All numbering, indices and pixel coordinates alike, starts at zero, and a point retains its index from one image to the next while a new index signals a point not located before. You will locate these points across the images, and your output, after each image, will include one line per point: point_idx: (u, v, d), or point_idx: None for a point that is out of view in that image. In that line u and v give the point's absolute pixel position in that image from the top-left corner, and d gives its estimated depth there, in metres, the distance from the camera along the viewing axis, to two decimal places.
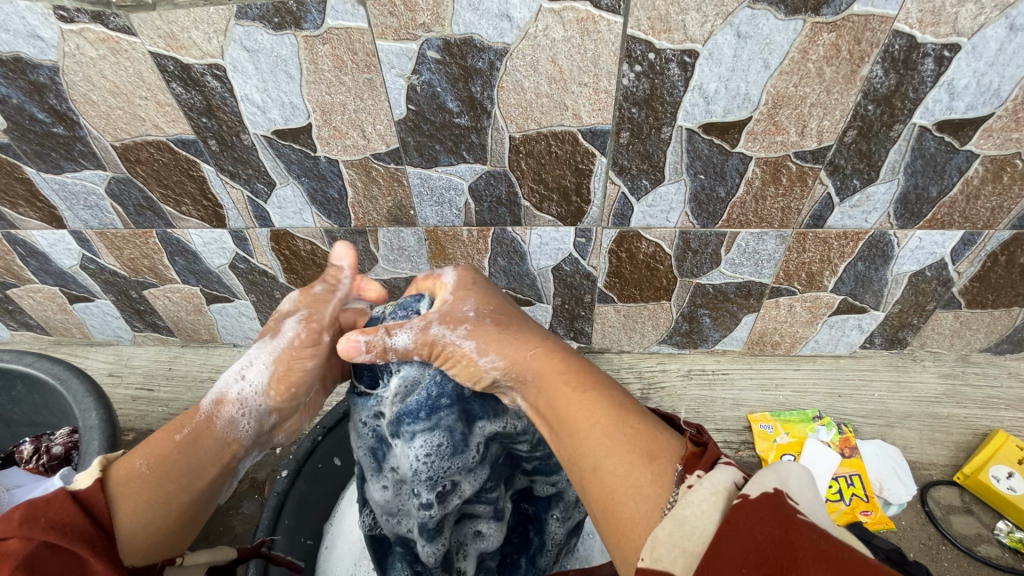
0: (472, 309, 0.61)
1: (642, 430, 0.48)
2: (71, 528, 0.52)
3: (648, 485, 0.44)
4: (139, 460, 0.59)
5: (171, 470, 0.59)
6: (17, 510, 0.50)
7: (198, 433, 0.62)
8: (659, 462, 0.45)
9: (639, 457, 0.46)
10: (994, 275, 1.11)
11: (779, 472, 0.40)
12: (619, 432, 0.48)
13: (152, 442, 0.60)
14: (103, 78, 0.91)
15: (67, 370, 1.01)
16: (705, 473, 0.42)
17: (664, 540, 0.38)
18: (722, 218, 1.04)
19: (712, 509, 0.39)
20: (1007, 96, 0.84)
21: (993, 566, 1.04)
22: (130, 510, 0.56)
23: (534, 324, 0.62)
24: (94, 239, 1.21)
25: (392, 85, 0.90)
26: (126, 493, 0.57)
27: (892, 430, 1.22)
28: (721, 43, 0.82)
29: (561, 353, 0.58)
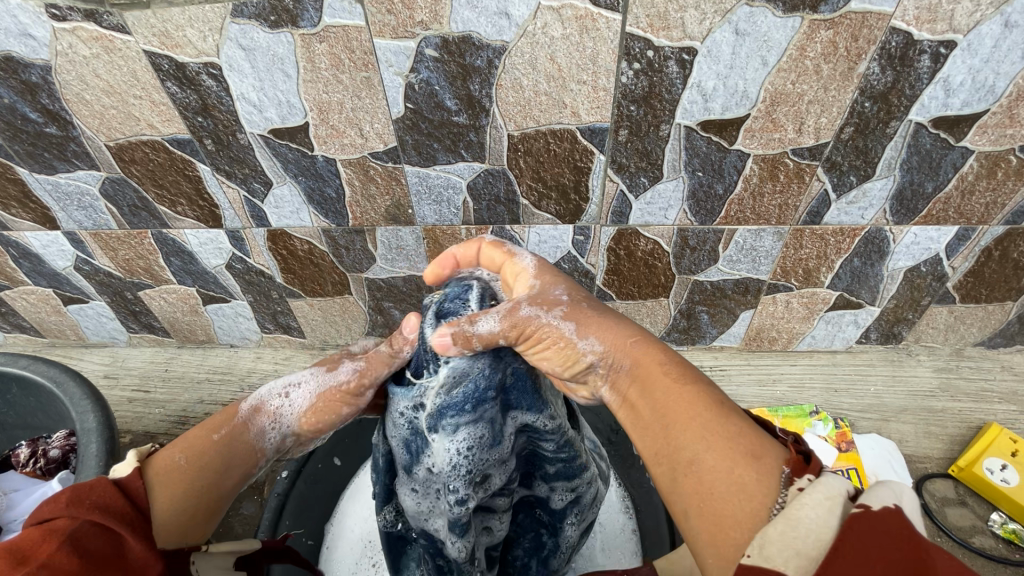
0: (565, 294, 0.62)
1: (740, 428, 0.48)
2: (112, 509, 0.53)
3: (753, 485, 0.44)
4: (178, 453, 0.61)
5: (206, 466, 0.62)
6: (63, 491, 0.51)
7: (232, 436, 0.64)
8: (766, 462, 0.45)
9: (743, 455, 0.46)
10: (988, 270, 1.12)
11: (894, 489, 0.40)
12: (721, 427, 0.49)
13: (189, 438, 0.63)
14: (97, 77, 0.90)
15: (63, 372, 1.00)
16: (819, 478, 0.42)
17: (776, 539, 0.38)
18: (720, 215, 1.05)
19: (829, 515, 0.38)
20: (1002, 93, 0.85)
21: (987, 557, 1.05)
22: (167, 497, 0.58)
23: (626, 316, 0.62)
24: (88, 240, 1.20)
25: (390, 84, 0.89)
26: (162, 481, 0.59)
27: (888, 424, 1.24)
28: (719, 41, 0.82)
29: (653, 346, 0.57)
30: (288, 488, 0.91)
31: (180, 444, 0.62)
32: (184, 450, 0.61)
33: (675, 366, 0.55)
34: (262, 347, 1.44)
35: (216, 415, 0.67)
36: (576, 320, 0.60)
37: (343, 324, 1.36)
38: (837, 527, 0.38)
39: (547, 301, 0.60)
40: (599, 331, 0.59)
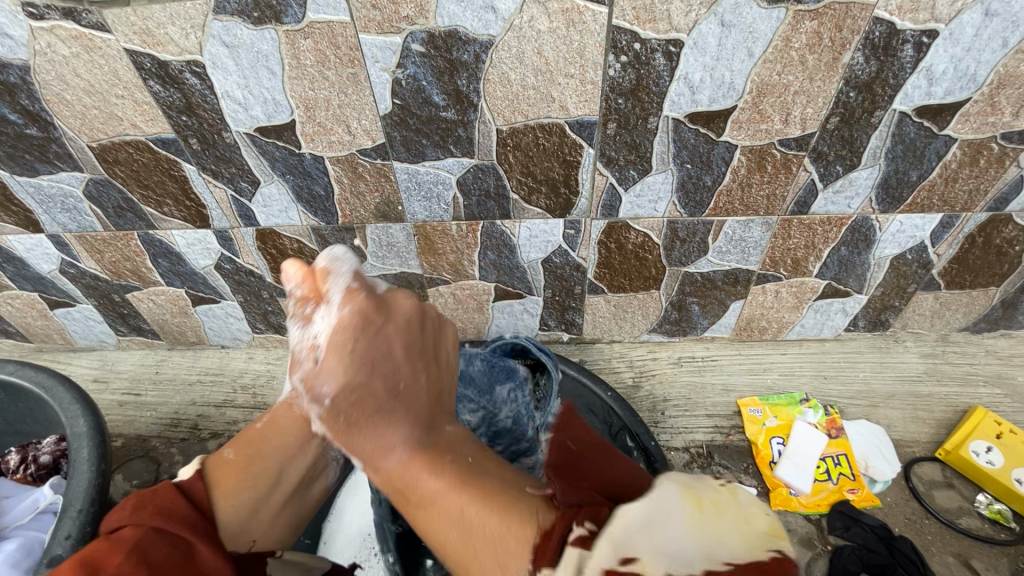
0: (331, 386, 0.60)
1: (491, 523, 0.45)
2: (175, 513, 0.65)
3: (511, 570, 0.42)
4: (229, 449, 0.76)
5: (248, 465, 0.74)
6: (131, 498, 0.65)
7: (274, 423, 0.78)
8: (512, 565, 0.42)
9: (494, 551, 0.43)
10: (971, 256, 1.13)
11: (619, 524, 0.40)
12: (478, 535, 0.45)
13: (243, 436, 0.78)
14: (77, 77, 0.89)
15: (52, 377, 0.99)
16: (574, 544, 0.40)
17: None
18: (709, 206, 1.05)
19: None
20: (983, 81, 0.86)
21: (974, 537, 1.08)
22: (225, 493, 0.72)
23: (390, 396, 0.58)
24: (73, 242, 1.18)
25: (376, 80, 0.88)
26: (220, 479, 0.72)
27: (877, 410, 1.26)
28: (706, 33, 0.82)
29: (415, 461, 0.54)
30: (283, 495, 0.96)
31: (235, 442, 0.77)
32: (235, 446, 0.76)
33: (437, 488, 0.50)
34: (253, 348, 1.43)
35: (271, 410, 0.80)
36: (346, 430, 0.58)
37: None
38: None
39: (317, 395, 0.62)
40: (360, 444, 0.57)
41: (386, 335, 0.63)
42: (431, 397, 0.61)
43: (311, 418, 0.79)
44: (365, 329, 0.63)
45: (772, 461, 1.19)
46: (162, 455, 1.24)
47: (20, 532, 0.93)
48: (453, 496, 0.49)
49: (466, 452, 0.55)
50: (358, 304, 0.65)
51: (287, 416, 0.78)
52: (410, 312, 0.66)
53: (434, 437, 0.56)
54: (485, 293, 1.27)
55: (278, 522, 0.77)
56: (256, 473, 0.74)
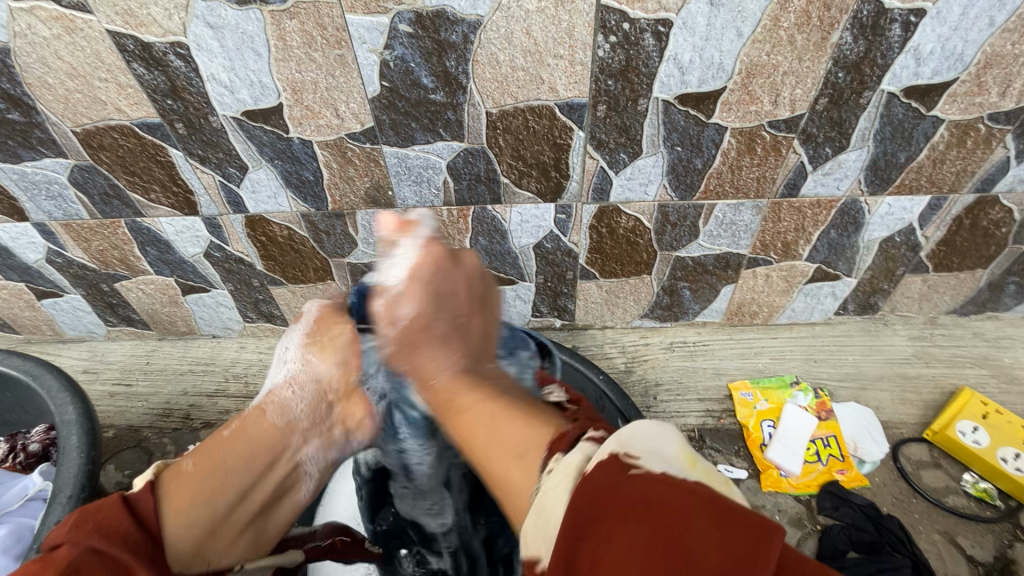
0: (409, 313, 0.70)
1: (517, 432, 0.51)
2: (118, 533, 0.56)
3: (520, 483, 0.46)
4: (188, 459, 0.66)
5: (218, 467, 0.65)
6: (70, 518, 0.56)
7: (243, 425, 0.71)
8: (526, 458, 0.47)
9: (512, 456, 0.48)
10: (959, 239, 1.14)
11: (624, 433, 0.42)
12: (505, 434, 0.51)
13: (205, 445, 0.68)
14: (59, 59, 0.87)
15: (40, 365, 0.98)
16: (563, 456, 0.44)
17: (531, 526, 0.41)
18: (700, 189, 1.05)
19: (561, 493, 0.41)
20: (970, 61, 0.86)
21: (960, 515, 1.10)
22: (176, 514, 0.61)
23: (444, 333, 0.68)
24: (59, 231, 1.16)
25: (364, 62, 0.88)
26: (173, 491, 0.63)
27: (866, 392, 1.28)
28: (694, 12, 0.81)
29: (457, 379, 0.62)
30: None
31: (196, 453, 0.67)
32: (195, 457, 0.66)
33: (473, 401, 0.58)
34: (245, 337, 1.42)
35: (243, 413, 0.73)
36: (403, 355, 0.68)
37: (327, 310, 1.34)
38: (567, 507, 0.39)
39: (391, 320, 0.72)
40: (419, 363, 0.66)
41: (452, 278, 0.72)
42: (479, 340, 0.70)
43: (285, 425, 0.72)
44: (434, 272, 0.71)
45: (762, 443, 1.20)
46: (154, 445, 1.24)
47: (9, 519, 0.93)
48: (483, 413, 0.55)
49: (501, 390, 0.61)
50: (433, 250, 0.73)
51: (257, 424, 0.71)
52: (474, 268, 0.75)
53: (479, 366, 0.65)
54: None
55: (245, 535, 0.69)
56: (214, 488, 0.64)
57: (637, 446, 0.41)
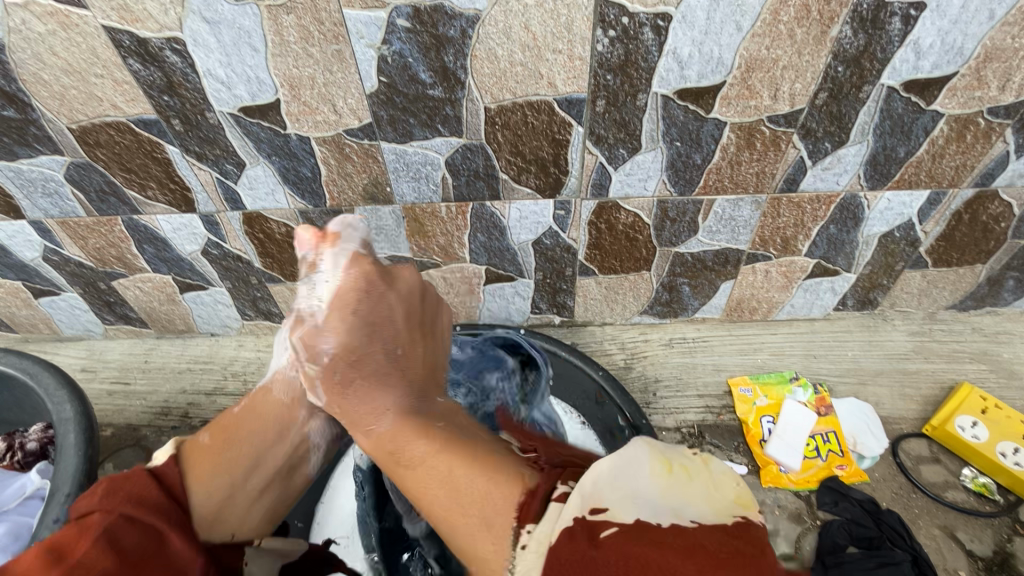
0: (330, 348, 0.68)
1: (476, 486, 0.51)
2: (146, 500, 0.64)
3: (490, 555, 0.47)
4: (205, 434, 0.75)
5: (231, 442, 0.74)
6: (99, 488, 0.64)
7: (253, 404, 0.77)
8: (496, 525, 0.48)
9: (478, 525, 0.49)
10: (958, 234, 1.14)
11: (589, 483, 0.47)
12: (466, 490, 0.51)
13: (218, 422, 0.76)
14: (54, 55, 0.87)
15: (37, 363, 0.97)
16: (534, 528, 0.46)
17: None
18: (699, 184, 1.05)
19: (535, 566, 0.43)
20: (970, 54, 0.86)
21: (959, 510, 1.10)
22: (201, 485, 0.70)
23: (383, 362, 0.67)
24: (56, 229, 1.16)
25: (362, 57, 0.87)
26: (194, 462, 0.72)
27: (865, 387, 1.28)
28: (694, 6, 0.81)
29: (399, 425, 0.60)
30: None
31: (213, 428, 0.76)
32: (212, 432, 0.75)
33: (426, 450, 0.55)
34: (243, 335, 1.42)
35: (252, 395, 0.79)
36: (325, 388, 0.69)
37: None
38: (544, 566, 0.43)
39: (313, 354, 0.70)
40: (355, 404, 0.65)
41: (386, 301, 0.71)
42: (423, 367, 0.69)
43: (290, 403, 0.77)
44: (356, 307, 0.69)
45: (762, 439, 1.20)
46: (153, 444, 1.23)
47: (9, 517, 0.92)
48: (437, 461, 0.54)
49: (455, 422, 0.62)
50: (362, 268, 0.72)
51: (266, 401, 0.77)
52: (412, 285, 0.74)
53: (428, 405, 0.64)
54: (476, 276, 1.27)
55: (258, 506, 0.77)
56: (231, 461, 0.72)
57: (613, 481, 0.47)
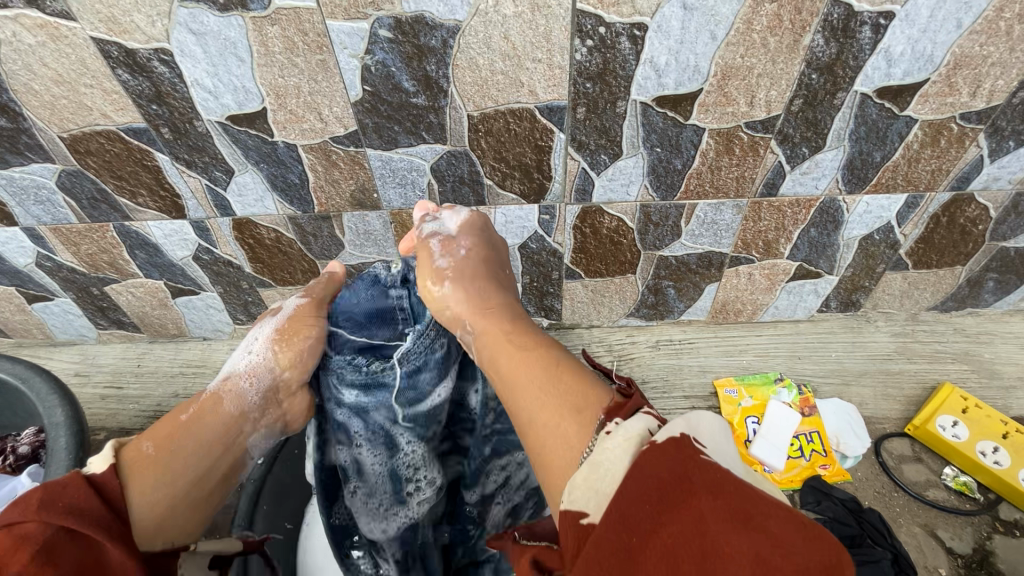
0: (467, 250, 0.76)
1: (568, 389, 0.55)
2: (87, 512, 0.50)
3: (573, 434, 0.50)
4: (146, 442, 0.60)
5: (178, 451, 0.60)
6: (34, 493, 0.48)
7: (203, 411, 0.65)
8: (585, 414, 0.51)
9: (568, 411, 0.53)
10: (937, 236, 1.16)
11: (696, 421, 0.44)
12: (557, 387, 0.56)
13: (158, 426, 0.62)
14: (45, 66, 0.89)
15: (30, 368, 0.99)
16: (623, 422, 0.46)
17: (580, 483, 0.43)
18: (680, 189, 1.07)
19: (624, 454, 0.43)
20: (940, 62, 0.88)
21: (940, 508, 1.12)
22: (140, 491, 0.56)
23: (499, 283, 0.75)
24: (49, 236, 1.17)
25: (346, 66, 0.89)
26: (138, 470, 0.57)
27: (849, 388, 1.30)
28: (669, 16, 0.83)
29: (516, 324, 0.67)
30: (266, 474, 0.90)
31: (152, 436, 0.61)
32: (155, 440, 0.60)
33: (517, 365, 0.60)
34: (235, 339, 1.44)
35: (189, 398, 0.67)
36: (459, 282, 0.71)
37: None
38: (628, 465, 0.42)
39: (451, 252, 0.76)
40: (487, 296, 0.71)
41: (494, 239, 0.82)
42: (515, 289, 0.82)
43: (239, 417, 0.66)
44: (482, 233, 0.81)
45: (747, 440, 1.23)
46: None
47: None
48: (538, 372, 0.58)
49: (549, 355, 0.61)
50: (473, 217, 0.82)
51: (214, 416, 0.64)
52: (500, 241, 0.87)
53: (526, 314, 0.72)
54: None
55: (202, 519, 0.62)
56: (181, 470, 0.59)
57: (703, 439, 0.43)
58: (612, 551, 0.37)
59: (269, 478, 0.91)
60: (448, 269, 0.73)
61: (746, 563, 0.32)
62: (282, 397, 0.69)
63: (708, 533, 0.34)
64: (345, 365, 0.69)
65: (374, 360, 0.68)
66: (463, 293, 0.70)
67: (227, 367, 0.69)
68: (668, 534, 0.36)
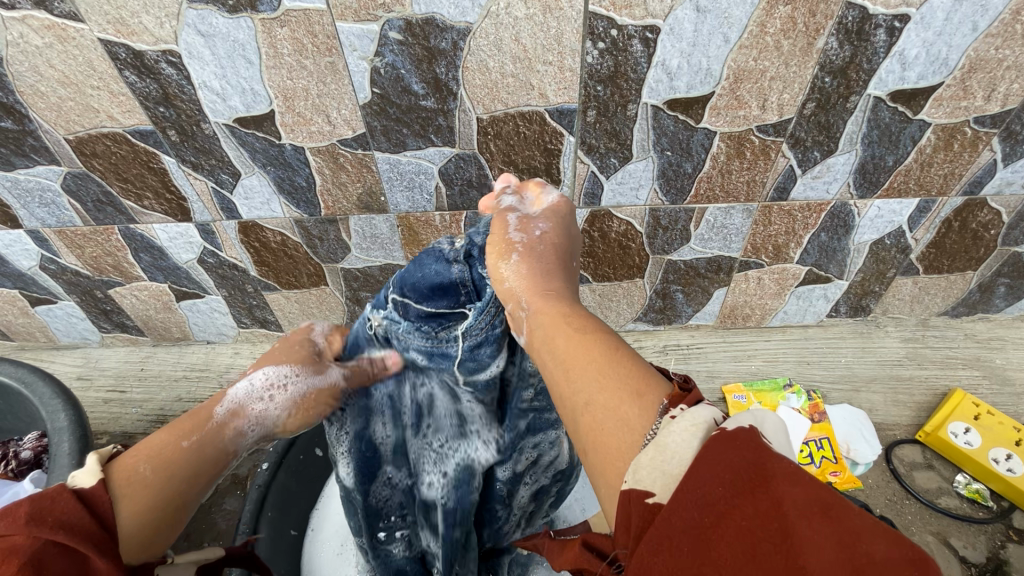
0: (543, 230, 0.68)
1: (622, 372, 0.48)
2: (79, 527, 0.46)
3: (635, 418, 0.44)
4: (143, 461, 0.54)
5: (174, 474, 0.55)
6: (20, 506, 0.44)
7: (205, 441, 0.59)
8: (647, 398, 0.45)
9: (628, 394, 0.46)
10: (949, 240, 1.15)
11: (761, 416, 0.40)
12: (615, 371, 0.48)
13: (153, 444, 0.57)
14: (51, 68, 0.88)
15: (32, 372, 0.98)
16: (689, 409, 0.42)
17: (646, 463, 0.39)
18: (690, 193, 1.06)
19: (691, 438, 0.39)
20: (955, 65, 0.87)
21: (952, 516, 1.10)
22: (132, 511, 0.51)
23: (571, 275, 0.65)
24: (53, 238, 1.17)
25: (355, 68, 0.88)
26: (130, 487, 0.52)
27: (859, 394, 1.28)
28: (681, 18, 0.82)
29: (581, 310, 0.58)
30: (271, 480, 0.89)
31: (144, 453, 0.55)
32: (150, 459, 0.55)
33: (570, 345, 0.53)
34: (239, 343, 1.43)
35: (184, 419, 0.61)
36: (528, 258, 0.63)
37: (321, 316, 1.35)
38: (698, 449, 0.38)
39: (525, 229, 0.68)
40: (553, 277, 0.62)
41: (573, 228, 0.73)
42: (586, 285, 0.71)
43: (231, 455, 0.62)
44: (564, 221, 0.72)
45: None
46: None
47: None
48: (601, 349, 0.51)
49: (606, 339, 0.53)
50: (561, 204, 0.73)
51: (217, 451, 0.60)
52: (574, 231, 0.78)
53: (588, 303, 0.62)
54: None
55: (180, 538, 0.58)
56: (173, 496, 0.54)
57: (769, 435, 0.39)
58: (683, 529, 0.33)
59: (274, 485, 0.90)
60: (518, 243, 0.65)
61: (833, 549, 0.29)
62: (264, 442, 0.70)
63: (788, 518, 0.31)
64: (404, 333, 0.68)
65: (427, 322, 0.66)
66: (528, 268, 0.62)
67: (243, 396, 0.66)
68: (744, 516, 0.32)
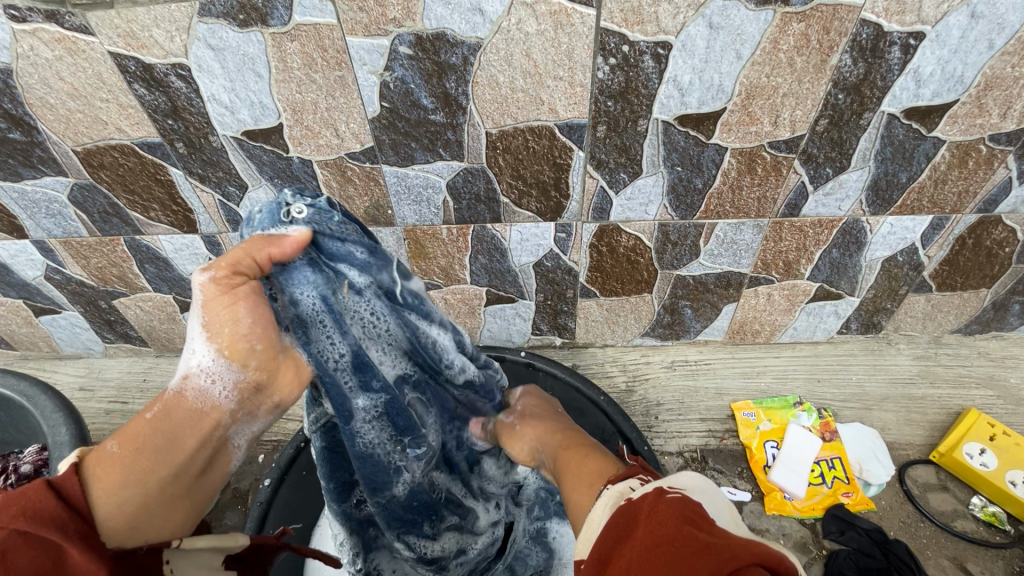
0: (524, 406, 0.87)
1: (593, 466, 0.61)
2: (44, 513, 0.44)
3: (585, 498, 0.55)
4: (111, 442, 0.51)
5: (147, 445, 0.51)
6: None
7: (168, 407, 0.54)
8: (597, 484, 0.56)
9: (587, 483, 0.57)
10: (962, 258, 1.14)
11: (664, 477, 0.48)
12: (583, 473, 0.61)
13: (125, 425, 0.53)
14: (61, 80, 0.88)
15: (35, 385, 0.97)
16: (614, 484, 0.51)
17: (581, 540, 0.48)
18: (700, 209, 1.05)
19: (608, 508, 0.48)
20: (970, 83, 0.86)
21: (967, 540, 1.07)
22: (104, 489, 0.48)
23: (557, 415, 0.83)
24: (58, 248, 1.16)
25: (364, 82, 0.88)
26: (101, 472, 0.49)
27: (870, 413, 1.26)
28: (694, 35, 0.82)
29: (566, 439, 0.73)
30: (273, 496, 0.89)
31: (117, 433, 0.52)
32: (120, 437, 0.51)
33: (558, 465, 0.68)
34: None
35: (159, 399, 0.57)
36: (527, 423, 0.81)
37: None
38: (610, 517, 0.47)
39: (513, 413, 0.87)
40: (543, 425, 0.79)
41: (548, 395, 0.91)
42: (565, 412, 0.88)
43: (205, 411, 0.55)
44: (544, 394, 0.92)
45: (766, 465, 1.17)
46: None
47: None
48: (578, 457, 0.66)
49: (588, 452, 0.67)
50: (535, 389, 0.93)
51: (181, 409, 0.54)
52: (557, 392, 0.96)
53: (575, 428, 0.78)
54: (476, 298, 1.27)
55: (184, 510, 0.54)
56: (147, 468, 0.50)
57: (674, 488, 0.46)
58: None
59: (276, 500, 0.90)
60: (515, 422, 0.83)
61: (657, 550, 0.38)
62: (250, 396, 0.57)
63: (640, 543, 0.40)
64: (338, 227, 0.62)
65: (352, 224, 0.65)
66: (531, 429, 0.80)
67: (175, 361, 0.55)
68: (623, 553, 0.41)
